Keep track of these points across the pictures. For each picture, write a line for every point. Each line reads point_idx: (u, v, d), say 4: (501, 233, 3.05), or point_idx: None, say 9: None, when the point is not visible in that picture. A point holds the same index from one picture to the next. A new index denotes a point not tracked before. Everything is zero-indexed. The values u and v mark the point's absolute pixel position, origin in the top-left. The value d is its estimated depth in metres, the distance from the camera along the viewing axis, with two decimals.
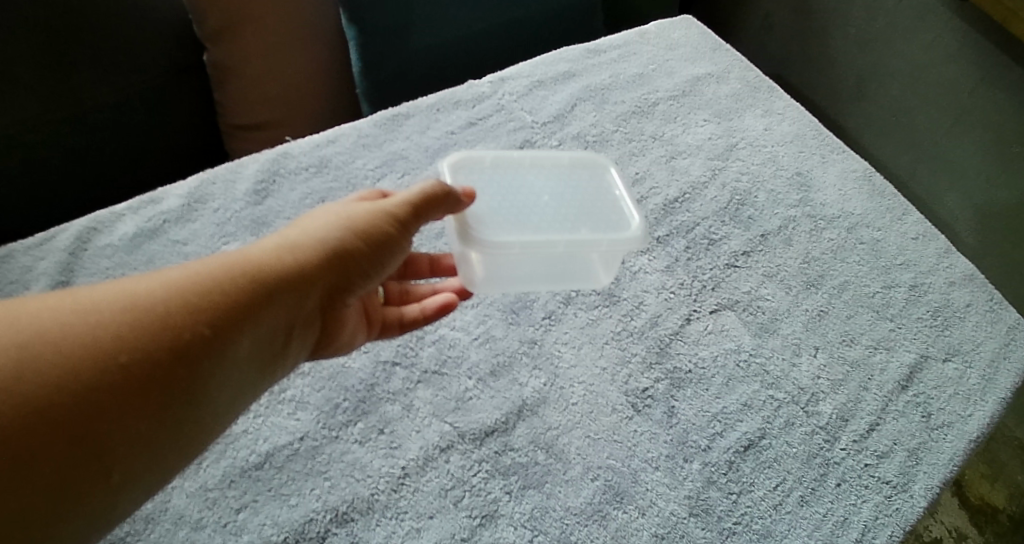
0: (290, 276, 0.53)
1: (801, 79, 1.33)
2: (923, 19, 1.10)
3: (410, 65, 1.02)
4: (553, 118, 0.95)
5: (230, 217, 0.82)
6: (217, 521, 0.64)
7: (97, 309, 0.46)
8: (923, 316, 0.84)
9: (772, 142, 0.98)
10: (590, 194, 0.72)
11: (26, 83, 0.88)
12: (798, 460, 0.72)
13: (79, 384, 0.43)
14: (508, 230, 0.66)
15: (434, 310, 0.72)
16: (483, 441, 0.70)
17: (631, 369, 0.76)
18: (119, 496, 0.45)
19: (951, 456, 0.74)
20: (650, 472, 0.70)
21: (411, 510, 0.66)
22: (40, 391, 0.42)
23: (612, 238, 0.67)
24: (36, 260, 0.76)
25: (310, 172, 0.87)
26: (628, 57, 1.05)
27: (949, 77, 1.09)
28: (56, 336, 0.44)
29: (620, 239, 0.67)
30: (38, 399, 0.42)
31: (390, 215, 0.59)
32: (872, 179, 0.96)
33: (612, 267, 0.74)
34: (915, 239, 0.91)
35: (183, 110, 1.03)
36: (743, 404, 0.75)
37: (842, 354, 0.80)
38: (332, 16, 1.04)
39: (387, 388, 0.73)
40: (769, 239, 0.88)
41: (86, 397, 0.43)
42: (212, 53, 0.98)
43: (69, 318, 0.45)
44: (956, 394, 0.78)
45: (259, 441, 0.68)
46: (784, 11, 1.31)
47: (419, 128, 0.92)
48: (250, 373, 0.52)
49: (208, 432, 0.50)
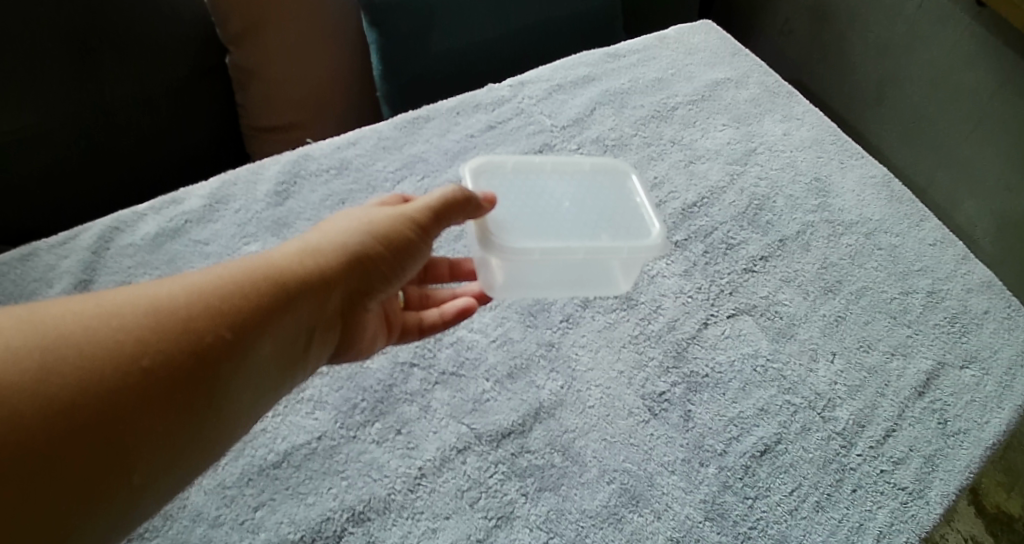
0: (311, 280, 0.54)
1: (821, 85, 1.33)
2: (943, 24, 1.09)
3: (429, 68, 1.03)
4: (572, 122, 0.96)
5: (251, 218, 0.83)
6: (235, 519, 0.65)
7: (120, 312, 0.46)
8: (941, 322, 0.84)
9: (791, 147, 0.98)
10: (610, 200, 0.72)
11: (52, 82, 0.90)
12: (813, 466, 0.72)
13: (104, 386, 0.43)
14: (528, 236, 0.66)
15: (454, 315, 0.72)
16: (499, 442, 0.70)
17: (648, 373, 0.76)
18: (139, 497, 0.46)
19: (968, 463, 0.74)
20: (666, 475, 0.70)
21: (427, 510, 0.66)
22: (64, 393, 0.42)
23: (632, 246, 0.67)
24: (59, 259, 0.77)
25: (331, 174, 0.87)
26: (647, 61, 1.05)
27: (971, 82, 1.09)
28: (81, 338, 0.44)
29: (639, 247, 0.67)
30: (62, 400, 0.42)
31: (411, 220, 0.59)
32: (891, 185, 0.96)
33: (631, 275, 0.74)
34: (933, 245, 0.91)
35: (204, 111, 1.04)
36: (759, 409, 0.75)
37: (859, 360, 0.80)
38: (353, 19, 1.05)
39: (404, 389, 0.73)
40: (787, 245, 0.88)
41: (110, 399, 0.43)
42: (235, 55, 0.99)
43: (93, 322, 0.45)
44: (973, 401, 0.78)
45: (277, 440, 0.69)
46: (803, 17, 1.31)
47: (438, 130, 0.93)
48: (270, 376, 0.53)
49: (228, 433, 0.51)
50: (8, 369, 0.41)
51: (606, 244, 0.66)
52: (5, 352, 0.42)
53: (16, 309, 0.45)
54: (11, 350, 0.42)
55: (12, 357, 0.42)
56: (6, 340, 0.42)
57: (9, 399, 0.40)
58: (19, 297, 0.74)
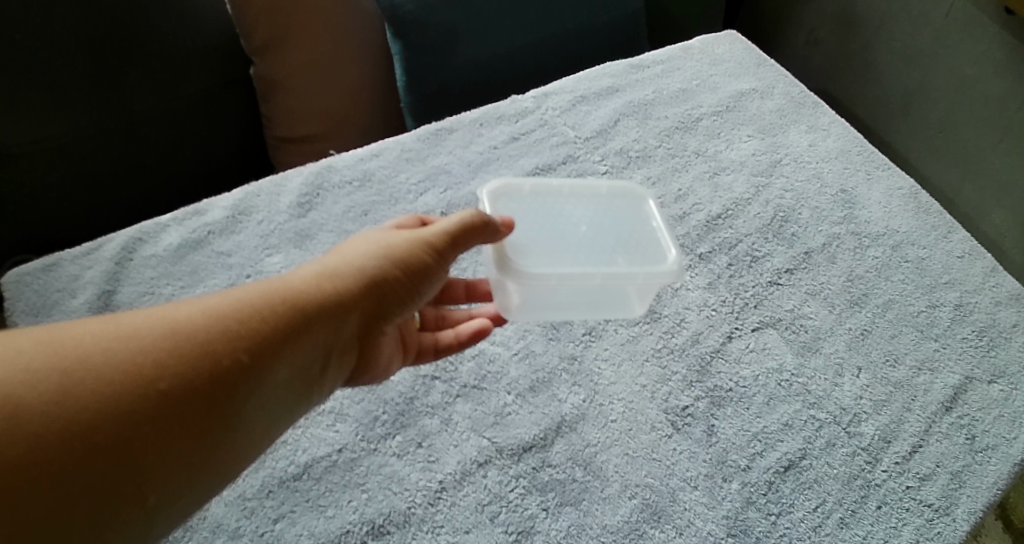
0: (329, 303, 0.53)
1: (846, 94, 1.31)
2: (971, 33, 1.08)
3: (452, 79, 1.03)
4: (595, 133, 0.95)
5: (274, 229, 0.83)
6: (255, 530, 0.64)
7: (139, 335, 0.46)
8: (969, 336, 0.82)
9: (817, 158, 0.97)
10: (628, 227, 0.72)
11: (75, 95, 0.90)
12: (838, 481, 0.71)
13: (119, 409, 0.43)
14: (545, 262, 0.66)
15: (469, 336, 0.72)
16: (521, 456, 0.69)
17: (671, 387, 0.75)
18: (152, 520, 0.45)
19: (996, 480, 0.72)
20: (689, 491, 0.69)
21: (447, 524, 0.65)
22: (79, 415, 0.42)
23: (649, 271, 0.66)
24: (82, 269, 0.78)
25: (354, 186, 0.87)
26: (671, 72, 1.05)
27: (1000, 91, 1.07)
28: (99, 360, 0.44)
29: (655, 272, 0.66)
30: (77, 422, 0.42)
31: (429, 244, 0.59)
32: (918, 197, 0.95)
33: (647, 300, 0.73)
34: (961, 257, 0.89)
35: (229, 122, 1.04)
36: (784, 424, 0.74)
37: (886, 374, 0.78)
38: (377, 35, 1.05)
39: (425, 402, 0.73)
40: (813, 257, 0.87)
41: (125, 421, 0.43)
42: (259, 66, 0.99)
43: (110, 344, 0.45)
44: (1001, 416, 0.76)
45: (298, 452, 0.69)
46: (828, 25, 1.30)
47: (461, 142, 0.93)
48: (286, 399, 0.52)
49: (242, 457, 0.50)
50: (27, 391, 0.41)
51: (623, 270, 0.65)
52: (23, 374, 0.42)
53: (34, 329, 0.45)
54: (28, 371, 0.42)
55: (29, 379, 0.42)
56: (24, 360, 0.42)
57: (25, 422, 0.40)
58: (43, 308, 0.75)
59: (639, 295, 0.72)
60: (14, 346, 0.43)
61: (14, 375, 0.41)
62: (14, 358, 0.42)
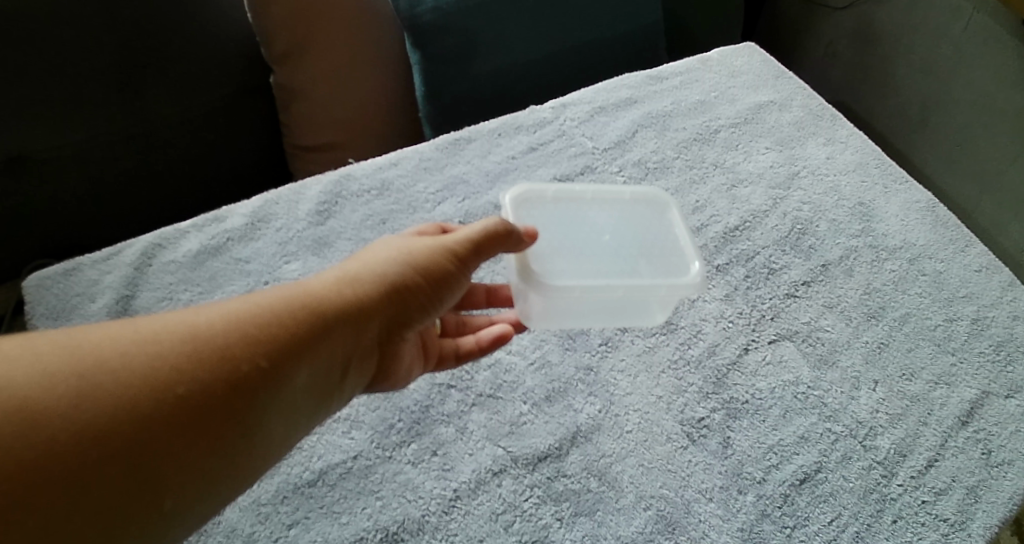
0: (349, 310, 0.54)
1: (864, 106, 1.31)
2: (990, 47, 1.09)
3: (470, 89, 1.03)
4: (613, 144, 0.95)
5: (292, 237, 0.83)
6: (268, 536, 0.65)
7: (158, 339, 0.46)
8: (986, 350, 0.82)
9: (834, 171, 0.97)
10: (652, 233, 0.72)
11: (95, 103, 0.92)
12: (854, 495, 0.70)
13: (138, 414, 0.43)
14: (568, 271, 0.66)
15: (489, 342, 0.72)
16: (535, 466, 0.69)
17: (687, 398, 0.75)
18: (168, 524, 0.45)
19: (1011, 495, 0.72)
20: (703, 503, 0.69)
21: (461, 533, 0.65)
22: (98, 419, 0.42)
23: (671, 282, 0.65)
24: (102, 274, 0.78)
25: (372, 195, 0.88)
26: (690, 84, 1.05)
27: (1018, 105, 1.07)
28: (118, 364, 0.44)
29: (678, 284, 0.66)
30: (96, 426, 0.42)
31: (450, 252, 0.59)
32: (936, 210, 0.94)
33: (670, 308, 0.72)
34: (979, 271, 0.89)
35: (250, 130, 1.05)
36: (800, 437, 0.73)
37: (902, 388, 0.78)
38: (395, 43, 1.05)
39: (441, 410, 0.73)
40: (829, 270, 0.87)
41: (143, 427, 0.43)
42: (280, 75, 1.00)
43: (130, 348, 0.45)
44: (1018, 432, 0.76)
45: (313, 458, 0.69)
46: (846, 37, 1.30)
47: (479, 152, 0.93)
48: (305, 405, 0.52)
49: (259, 462, 0.50)
50: (46, 394, 0.42)
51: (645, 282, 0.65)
52: (42, 377, 0.42)
53: (54, 332, 0.45)
54: (46, 376, 0.42)
55: (47, 382, 0.42)
56: (45, 363, 0.43)
57: (44, 425, 0.41)
58: (62, 312, 0.76)
59: (661, 306, 0.71)
60: (34, 348, 0.43)
61: (32, 379, 0.42)
62: (35, 361, 0.42)
